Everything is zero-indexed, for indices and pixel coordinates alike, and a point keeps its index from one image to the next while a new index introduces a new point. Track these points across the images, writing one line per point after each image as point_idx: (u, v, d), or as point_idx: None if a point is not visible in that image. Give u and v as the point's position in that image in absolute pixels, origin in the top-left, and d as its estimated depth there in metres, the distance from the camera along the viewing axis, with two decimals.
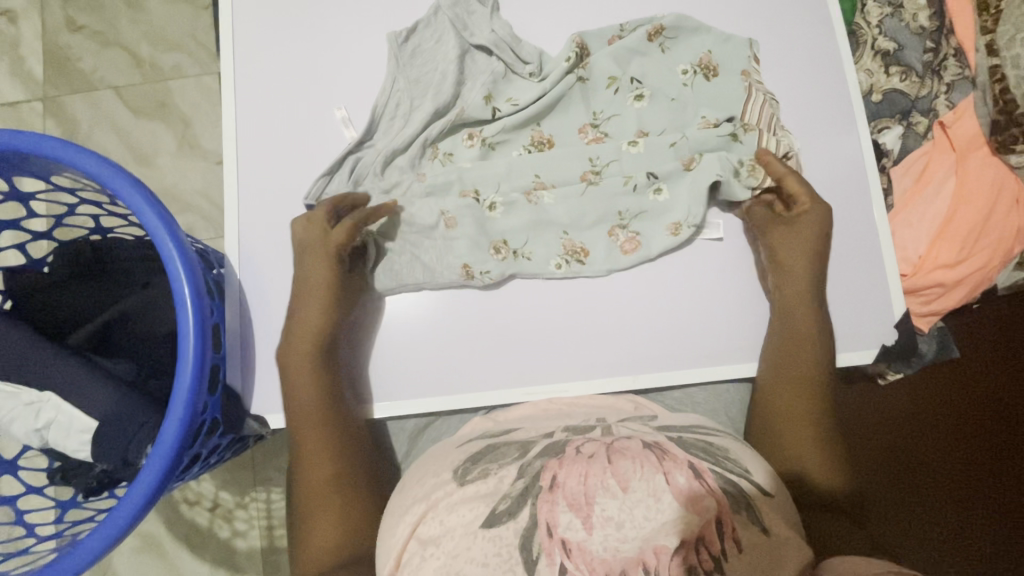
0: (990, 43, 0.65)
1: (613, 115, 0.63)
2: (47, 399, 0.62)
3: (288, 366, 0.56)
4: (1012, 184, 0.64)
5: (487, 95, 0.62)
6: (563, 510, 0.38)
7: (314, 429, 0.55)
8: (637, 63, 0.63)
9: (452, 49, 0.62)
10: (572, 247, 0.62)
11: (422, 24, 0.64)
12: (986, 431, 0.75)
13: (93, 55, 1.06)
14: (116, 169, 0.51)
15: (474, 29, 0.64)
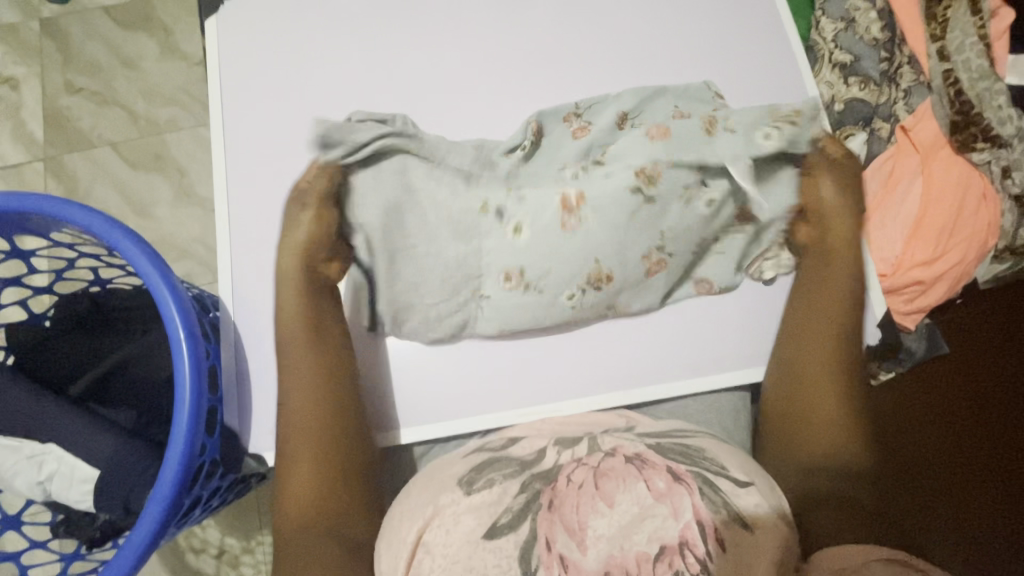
0: (942, 49, 0.68)
1: (657, 202, 0.61)
2: (51, 450, 0.63)
3: (285, 337, 0.60)
4: (977, 180, 0.66)
5: (483, 204, 0.61)
6: (560, 530, 0.40)
7: (303, 393, 0.59)
8: (597, 164, 0.63)
9: (406, 175, 0.62)
10: (592, 263, 0.60)
11: (371, 165, 0.62)
12: (978, 423, 0.75)
13: (92, 114, 1.11)
14: (114, 224, 0.54)
15: (417, 142, 0.63)
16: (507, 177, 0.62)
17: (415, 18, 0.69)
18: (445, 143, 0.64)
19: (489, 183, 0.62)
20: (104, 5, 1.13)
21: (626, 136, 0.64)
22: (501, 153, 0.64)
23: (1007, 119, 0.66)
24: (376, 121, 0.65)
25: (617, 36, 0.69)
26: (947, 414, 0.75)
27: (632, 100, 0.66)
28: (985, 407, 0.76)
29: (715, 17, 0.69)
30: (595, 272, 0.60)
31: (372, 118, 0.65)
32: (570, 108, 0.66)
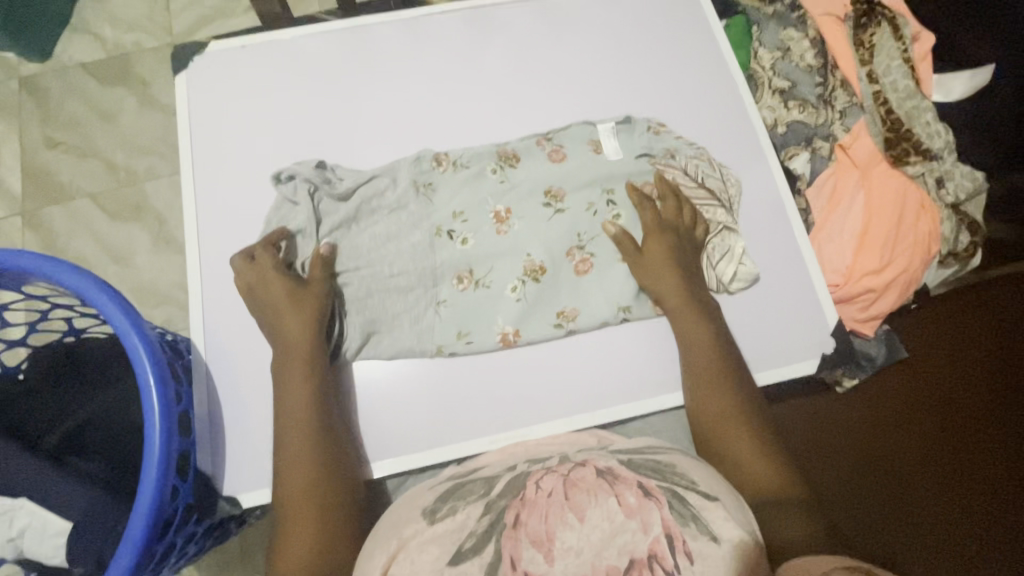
0: (871, 72, 0.73)
1: (595, 235, 0.66)
2: (21, 506, 0.62)
3: (286, 370, 0.58)
4: (914, 192, 0.70)
5: (436, 231, 0.65)
6: (525, 545, 0.40)
7: (302, 435, 0.56)
8: (544, 209, 0.66)
9: (349, 222, 0.66)
10: (532, 267, 0.65)
11: (297, 205, 0.65)
12: (949, 424, 0.77)
13: (70, 168, 1.13)
14: (81, 273, 0.55)
15: (348, 179, 0.67)
16: (448, 217, 0.66)
17: (378, 64, 0.72)
18: (381, 184, 0.67)
19: (433, 223, 0.66)
20: (82, 62, 1.17)
21: (559, 173, 0.67)
22: (442, 191, 0.67)
23: (935, 134, 0.71)
24: (311, 170, 0.67)
25: (569, 73, 0.73)
26: (913, 423, 0.76)
27: (564, 136, 0.69)
28: (949, 414, 0.77)
29: (661, 51, 0.74)
30: (562, 309, 0.65)
31: (297, 167, 0.67)
32: (500, 146, 0.69)
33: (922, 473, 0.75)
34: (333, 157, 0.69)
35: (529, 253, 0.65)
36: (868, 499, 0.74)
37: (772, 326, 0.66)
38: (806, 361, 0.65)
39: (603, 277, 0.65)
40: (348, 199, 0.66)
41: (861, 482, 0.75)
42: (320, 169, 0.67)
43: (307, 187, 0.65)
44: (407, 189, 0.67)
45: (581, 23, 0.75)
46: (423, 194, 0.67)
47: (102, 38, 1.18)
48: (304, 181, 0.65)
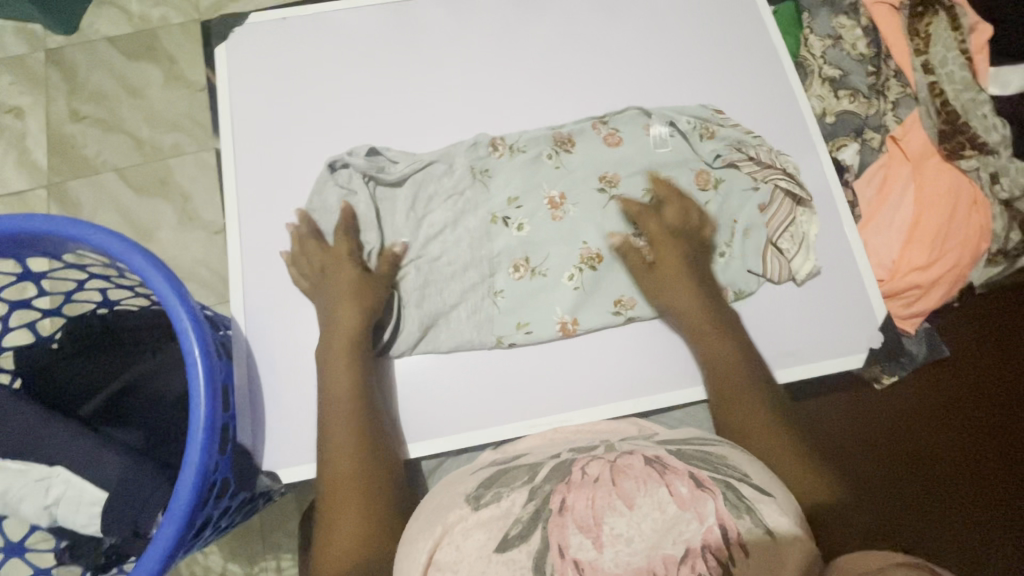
0: (926, 63, 0.71)
1: (653, 223, 0.65)
2: (57, 473, 0.62)
3: (326, 358, 0.60)
4: (968, 187, 0.68)
5: (491, 217, 0.64)
6: (573, 532, 0.39)
7: (346, 423, 0.56)
8: (598, 196, 0.65)
9: (405, 208, 0.65)
10: (588, 255, 0.64)
11: (352, 190, 0.65)
12: (988, 421, 0.75)
13: (97, 141, 1.12)
14: (133, 246, 0.54)
15: (401, 164, 0.66)
16: (505, 203, 0.65)
17: (419, 41, 0.71)
18: (437, 170, 0.66)
19: (489, 209, 0.65)
20: (109, 35, 1.16)
21: (615, 159, 0.67)
22: (498, 177, 0.66)
23: (991, 128, 0.69)
24: (364, 157, 0.67)
25: (613, 56, 0.71)
26: (954, 421, 0.75)
27: (621, 123, 0.68)
28: (990, 411, 0.75)
29: (708, 35, 0.72)
30: (621, 297, 0.64)
31: (349, 153, 0.67)
32: (555, 130, 0.68)
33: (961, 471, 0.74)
34: (379, 135, 0.68)
35: (585, 240, 0.64)
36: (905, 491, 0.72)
37: (820, 317, 0.65)
38: (852, 355, 0.64)
39: (662, 267, 0.65)
40: (404, 185, 0.65)
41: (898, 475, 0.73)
42: (376, 154, 0.67)
43: (363, 176, 0.65)
44: (464, 175, 0.66)
45: (627, 4, 0.73)
46: (479, 181, 0.66)
47: (130, 11, 1.17)
48: (359, 169, 0.66)
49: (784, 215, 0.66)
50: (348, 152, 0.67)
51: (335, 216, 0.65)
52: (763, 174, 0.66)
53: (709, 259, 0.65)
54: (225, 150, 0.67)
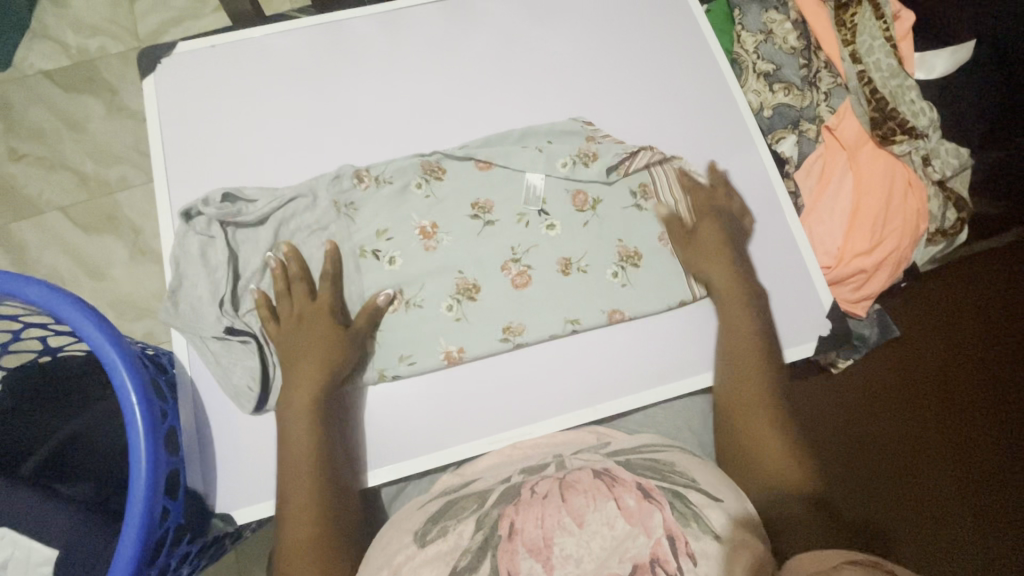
0: (853, 53, 0.73)
1: (531, 247, 0.65)
2: (2, 535, 0.58)
3: (286, 412, 0.56)
4: (901, 170, 0.70)
5: (427, 232, 0.65)
6: (523, 556, 0.39)
7: (307, 481, 0.53)
8: (533, 210, 0.66)
9: (263, 251, 0.62)
10: (523, 272, 0.65)
11: (205, 239, 0.61)
12: (945, 403, 0.76)
13: (38, 180, 1.09)
14: (55, 293, 0.52)
15: (259, 206, 0.63)
16: (373, 236, 0.64)
17: (358, 60, 0.70)
18: (301, 206, 0.64)
19: (354, 245, 0.64)
20: (45, 70, 1.12)
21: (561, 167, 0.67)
22: (364, 211, 0.65)
23: (919, 113, 0.71)
24: (218, 202, 0.63)
25: (554, 64, 0.72)
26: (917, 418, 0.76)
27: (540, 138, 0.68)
28: (948, 396, 0.76)
29: (644, 38, 0.73)
30: (508, 324, 0.63)
31: (198, 203, 0.62)
32: (423, 157, 0.67)
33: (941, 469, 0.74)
34: (324, 159, 0.67)
35: (515, 260, 0.65)
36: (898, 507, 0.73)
37: (773, 310, 0.65)
38: (804, 345, 0.65)
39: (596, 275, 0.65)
40: (264, 225, 0.63)
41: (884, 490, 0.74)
42: (218, 202, 0.63)
43: (218, 220, 0.62)
44: (392, 196, 0.65)
45: (565, 12, 0.73)
46: (345, 214, 0.65)
47: (65, 43, 1.13)
48: (214, 215, 0.62)
49: (688, 228, 0.66)
50: (201, 200, 0.62)
51: (199, 266, 0.60)
52: (666, 193, 0.67)
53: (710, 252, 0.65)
54: (160, 186, 0.65)
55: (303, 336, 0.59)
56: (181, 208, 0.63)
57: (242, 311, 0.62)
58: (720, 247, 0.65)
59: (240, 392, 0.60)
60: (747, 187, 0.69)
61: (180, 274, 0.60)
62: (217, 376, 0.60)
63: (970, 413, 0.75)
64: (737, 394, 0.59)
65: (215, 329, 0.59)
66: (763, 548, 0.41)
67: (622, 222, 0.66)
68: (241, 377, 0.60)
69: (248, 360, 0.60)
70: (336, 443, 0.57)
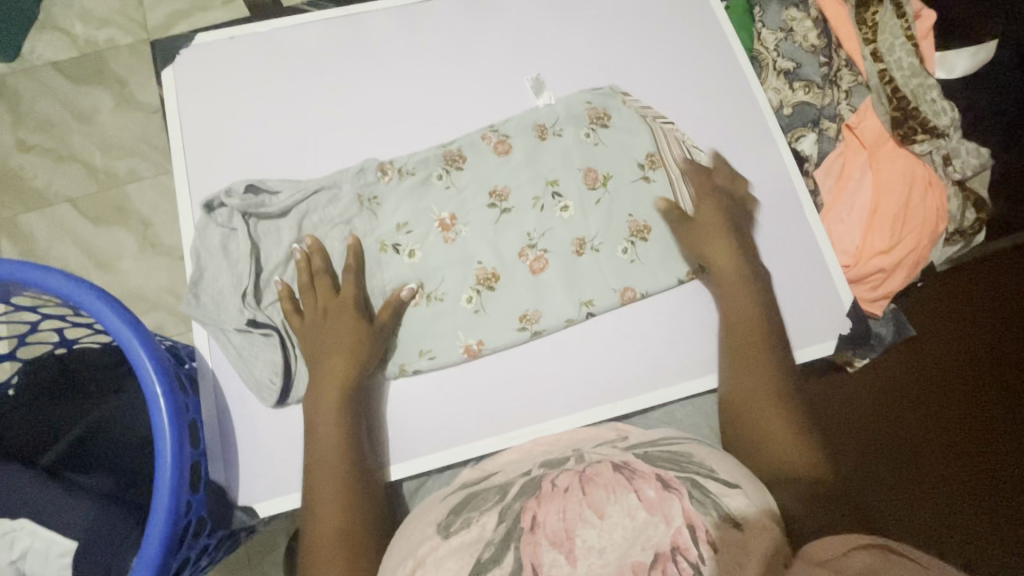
0: (874, 51, 0.73)
1: (545, 231, 0.65)
2: (22, 526, 0.58)
3: (313, 411, 0.56)
4: (920, 169, 0.70)
5: (444, 224, 0.64)
6: (546, 548, 0.39)
7: (332, 478, 0.53)
8: (544, 203, 0.66)
9: (287, 243, 0.63)
10: (537, 264, 0.64)
11: (228, 231, 0.62)
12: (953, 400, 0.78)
13: (47, 171, 1.08)
14: (94, 289, 0.52)
15: (280, 197, 0.64)
16: (394, 229, 0.64)
17: (377, 54, 0.70)
18: (322, 199, 0.64)
19: (377, 238, 0.64)
20: (53, 61, 1.12)
21: (582, 161, 0.66)
22: (387, 204, 0.65)
23: (941, 112, 0.71)
24: (241, 194, 0.63)
25: (573, 60, 0.71)
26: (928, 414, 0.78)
27: (564, 126, 0.68)
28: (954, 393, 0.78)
29: (663, 33, 0.72)
30: (525, 312, 0.63)
31: (218, 196, 0.63)
32: (445, 147, 0.67)
33: (937, 475, 0.76)
34: (342, 153, 0.67)
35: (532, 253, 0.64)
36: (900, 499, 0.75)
37: (794, 305, 0.65)
38: (823, 342, 0.65)
39: (616, 263, 0.65)
40: (287, 216, 0.64)
41: (886, 479, 0.76)
42: (240, 195, 0.63)
43: (240, 212, 0.62)
44: (408, 190, 0.65)
45: (584, 7, 0.73)
46: (368, 208, 0.65)
47: (74, 35, 1.13)
48: (237, 206, 0.62)
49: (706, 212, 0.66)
50: (224, 191, 0.63)
51: (221, 258, 0.62)
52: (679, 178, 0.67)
53: (718, 237, 0.65)
54: (179, 180, 0.65)
55: (329, 327, 0.60)
56: (203, 200, 0.64)
57: (265, 304, 0.62)
58: (728, 233, 0.65)
59: (261, 386, 0.60)
60: (766, 184, 0.69)
61: (201, 267, 0.61)
62: (238, 368, 0.60)
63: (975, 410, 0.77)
64: (746, 391, 0.59)
65: (238, 320, 0.60)
66: (778, 532, 0.41)
67: (633, 200, 0.66)
68: (262, 371, 0.60)
69: (269, 351, 0.61)
70: (363, 440, 0.57)
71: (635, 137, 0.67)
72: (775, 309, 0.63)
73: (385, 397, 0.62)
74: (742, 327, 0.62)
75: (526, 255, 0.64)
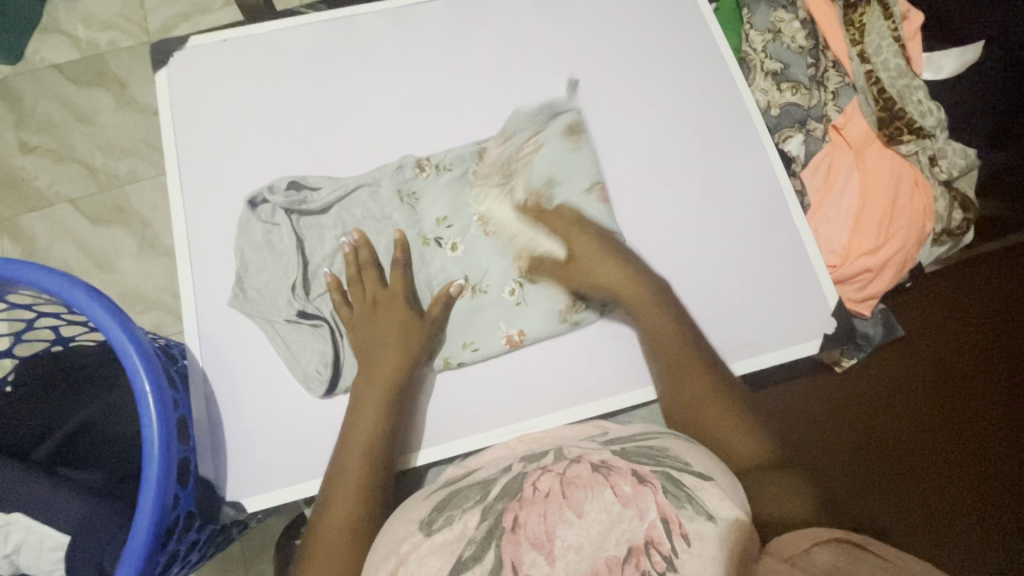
0: (862, 52, 0.73)
1: (588, 229, 0.66)
2: (16, 520, 0.60)
3: (360, 400, 0.60)
4: (907, 170, 0.71)
5: (441, 221, 0.66)
6: (526, 548, 0.40)
7: (359, 463, 0.56)
8: (528, 207, 0.67)
9: (332, 238, 0.66)
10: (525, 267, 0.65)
11: (274, 225, 0.65)
12: (941, 400, 0.75)
13: (49, 172, 1.10)
14: (98, 297, 0.53)
15: (323, 195, 0.66)
16: (435, 222, 0.66)
17: (367, 55, 0.71)
18: (363, 195, 0.67)
19: (419, 232, 0.66)
20: (55, 63, 1.13)
21: (616, 166, 0.68)
22: (425, 199, 0.67)
23: (927, 113, 0.71)
24: (284, 190, 0.66)
25: (561, 62, 0.72)
26: (951, 417, 0.75)
27: (597, 129, 0.70)
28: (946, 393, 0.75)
29: (651, 35, 0.73)
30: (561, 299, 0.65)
31: (264, 192, 0.66)
32: (481, 144, 0.69)
33: (921, 475, 0.74)
34: (332, 153, 0.68)
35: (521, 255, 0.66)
36: (857, 460, 0.75)
37: (776, 303, 0.66)
38: (807, 341, 0.65)
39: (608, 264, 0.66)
40: (328, 213, 0.66)
41: (865, 469, 0.74)
42: (283, 193, 0.66)
43: (285, 209, 0.66)
44: (391, 199, 0.67)
45: (574, 9, 0.73)
46: (407, 203, 0.67)
47: (75, 37, 1.14)
48: (280, 203, 0.66)
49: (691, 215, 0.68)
50: (267, 187, 0.66)
51: (265, 252, 0.65)
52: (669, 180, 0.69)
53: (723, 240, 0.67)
54: (172, 180, 0.66)
55: (379, 321, 0.63)
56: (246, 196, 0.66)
57: (314, 295, 0.65)
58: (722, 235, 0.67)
59: (308, 375, 0.62)
60: (750, 186, 0.69)
61: (246, 261, 0.64)
62: (283, 358, 0.62)
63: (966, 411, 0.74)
64: (682, 394, 0.59)
65: (289, 311, 0.64)
66: (752, 527, 0.42)
67: (653, 199, 0.68)
68: (311, 361, 0.63)
69: (319, 339, 0.64)
70: (398, 433, 0.60)
71: (662, 142, 0.70)
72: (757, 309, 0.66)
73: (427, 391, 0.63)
74: (687, 337, 0.62)
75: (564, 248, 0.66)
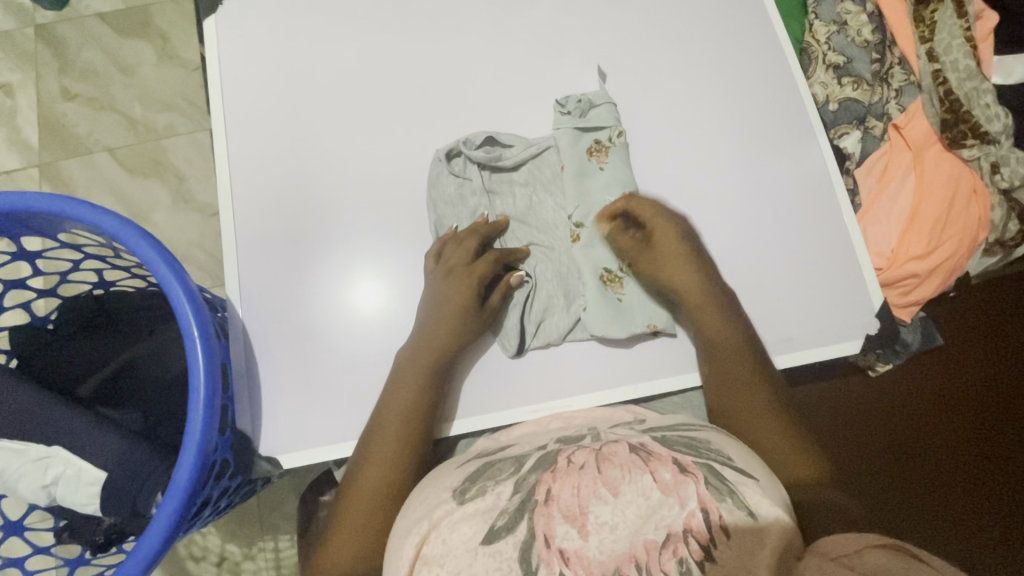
0: (930, 50, 0.71)
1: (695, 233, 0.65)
2: (56, 453, 0.61)
3: (401, 373, 0.59)
4: (967, 176, 0.69)
5: (528, 196, 0.68)
6: (559, 522, 0.40)
7: (394, 432, 0.56)
8: (593, 189, 0.66)
9: (523, 195, 0.68)
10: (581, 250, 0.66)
11: (456, 176, 0.66)
12: (966, 411, 0.77)
13: (89, 121, 1.10)
14: (150, 241, 0.53)
15: (513, 153, 0.68)
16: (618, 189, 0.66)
17: (421, 19, 0.70)
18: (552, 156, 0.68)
19: (599, 198, 0.66)
20: (100, 11, 1.13)
21: (669, 153, 0.68)
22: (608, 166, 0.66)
23: (994, 117, 0.69)
24: (478, 145, 0.67)
25: (614, 40, 0.71)
26: (971, 437, 0.77)
27: (648, 114, 0.69)
28: (969, 406, 0.78)
29: (711, 19, 0.71)
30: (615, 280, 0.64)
31: (462, 143, 0.67)
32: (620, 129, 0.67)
33: (934, 482, 0.76)
34: (379, 117, 0.68)
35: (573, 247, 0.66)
36: (878, 464, 0.76)
37: (813, 304, 0.65)
38: (845, 344, 0.64)
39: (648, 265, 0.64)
40: (519, 170, 0.68)
41: (886, 473, 0.76)
42: (473, 146, 0.67)
43: (479, 166, 0.67)
44: (580, 160, 0.67)
45: None
46: (595, 165, 0.67)
47: None
48: (477, 157, 0.66)
49: (744, 210, 0.67)
50: (462, 140, 0.67)
51: (458, 207, 0.67)
52: (719, 173, 0.67)
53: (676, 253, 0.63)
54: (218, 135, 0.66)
55: (444, 290, 0.62)
56: (295, 154, 0.66)
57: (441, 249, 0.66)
58: (763, 233, 0.66)
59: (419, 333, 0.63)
60: (799, 182, 0.67)
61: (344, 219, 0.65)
62: (399, 317, 0.64)
63: (984, 425, 0.77)
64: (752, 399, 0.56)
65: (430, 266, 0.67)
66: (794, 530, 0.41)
67: (714, 188, 0.67)
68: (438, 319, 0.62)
69: (364, 308, 0.64)
70: (438, 401, 0.60)
71: (713, 131, 0.68)
72: (795, 310, 0.65)
73: (470, 363, 0.63)
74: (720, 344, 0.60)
75: (617, 236, 0.65)
